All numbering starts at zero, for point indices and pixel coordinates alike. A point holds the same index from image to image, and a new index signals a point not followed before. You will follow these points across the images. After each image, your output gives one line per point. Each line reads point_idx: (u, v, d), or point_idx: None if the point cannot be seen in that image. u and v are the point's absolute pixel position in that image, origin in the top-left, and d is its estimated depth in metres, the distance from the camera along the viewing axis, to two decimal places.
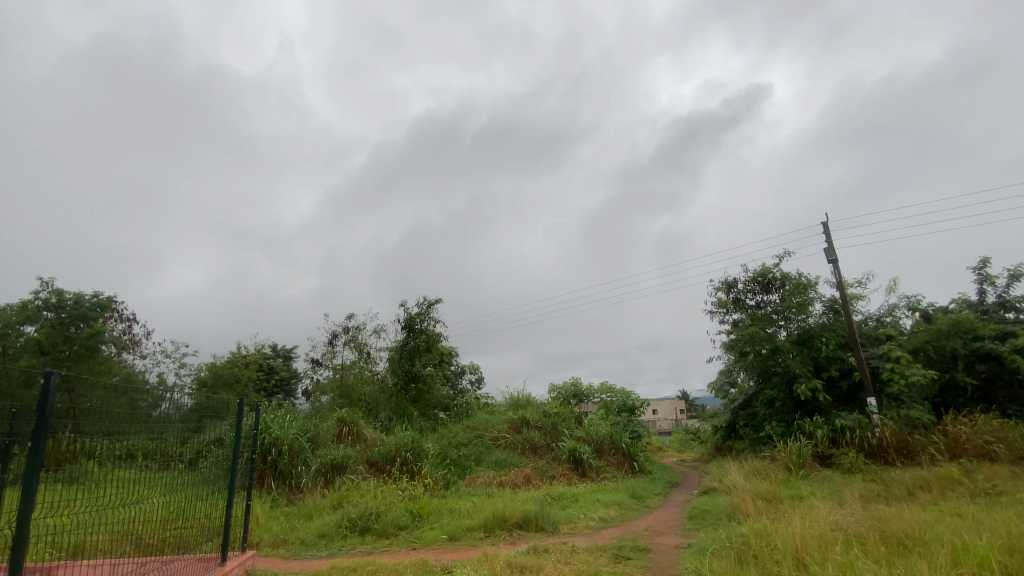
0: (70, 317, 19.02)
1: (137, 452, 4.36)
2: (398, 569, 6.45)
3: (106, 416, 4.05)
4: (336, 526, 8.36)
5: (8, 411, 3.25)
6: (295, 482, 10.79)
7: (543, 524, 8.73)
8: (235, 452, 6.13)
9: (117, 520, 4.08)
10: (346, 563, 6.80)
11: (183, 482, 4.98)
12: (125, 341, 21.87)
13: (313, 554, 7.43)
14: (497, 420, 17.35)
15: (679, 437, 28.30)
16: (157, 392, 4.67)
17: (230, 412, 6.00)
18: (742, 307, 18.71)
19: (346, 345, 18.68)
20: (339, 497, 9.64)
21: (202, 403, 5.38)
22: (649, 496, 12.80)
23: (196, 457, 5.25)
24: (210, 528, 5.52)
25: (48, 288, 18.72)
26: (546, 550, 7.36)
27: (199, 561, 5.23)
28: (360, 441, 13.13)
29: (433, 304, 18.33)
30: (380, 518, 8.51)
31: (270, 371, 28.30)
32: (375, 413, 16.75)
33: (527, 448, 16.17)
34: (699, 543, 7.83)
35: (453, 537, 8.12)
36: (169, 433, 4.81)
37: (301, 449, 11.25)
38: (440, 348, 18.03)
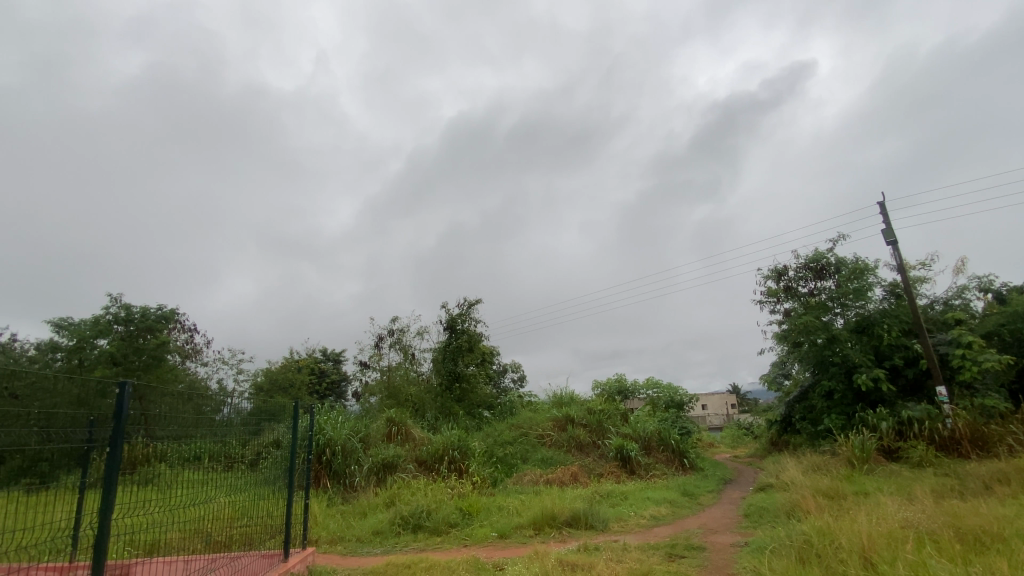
0: (137, 329, 20.35)
1: (204, 454, 4.61)
2: (450, 566, 6.54)
3: (175, 421, 4.30)
4: (390, 523, 8.58)
5: (88, 419, 3.51)
6: (349, 481, 11.15)
7: (593, 522, 8.66)
8: (293, 453, 6.40)
9: (188, 519, 4.33)
10: (400, 560, 6.97)
11: (246, 482, 5.24)
12: (188, 351, 23.22)
13: (369, 550, 7.67)
14: (541, 418, 17.31)
15: (731, 433, 27.37)
16: (219, 398, 4.94)
17: (287, 414, 6.26)
18: (794, 295, 17.91)
19: (391, 347, 19.14)
20: (391, 495, 9.89)
21: (260, 407, 5.65)
22: (702, 493, 12.45)
23: (257, 458, 5.51)
24: (272, 525, 5.77)
25: (118, 303, 20.11)
26: (597, 548, 7.28)
27: (263, 557, 5.49)
28: (409, 440, 13.43)
29: (473, 305, 18.52)
30: (432, 516, 8.68)
31: (321, 375, 29.35)
32: (422, 413, 17.11)
33: (573, 446, 16.06)
34: (757, 542, 7.55)
35: (503, 535, 8.18)
36: (231, 435, 5.08)
37: (353, 449, 11.62)
38: (482, 347, 18.19)
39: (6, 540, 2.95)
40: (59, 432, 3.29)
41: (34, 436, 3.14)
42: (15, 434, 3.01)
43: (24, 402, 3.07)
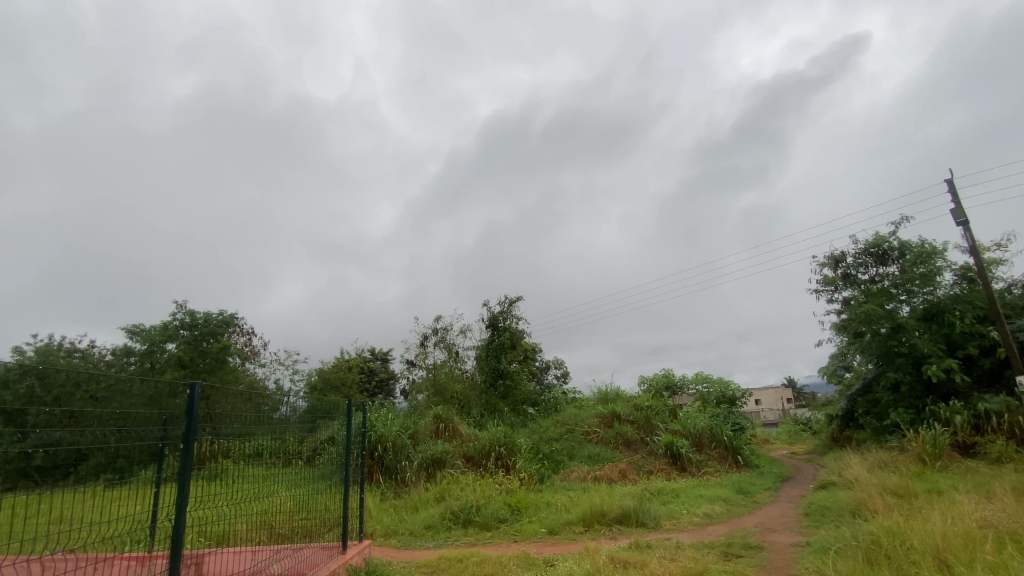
0: (201, 333, 21.59)
1: (265, 451, 4.85)
2: (501, 561, 6.58)
3: (237, 419, 4.54)
4: (440, 518, 8.74)
5: (161, 418, 3.77)
6: (400, 476, 11.46)
7: (643, 520, 8.52)
8: (348, 448, 6.64)
9: (252, 512, 4.57)
10: (452, 554, 7.09)
11: (304, 477, 5.47)
12: (246, 353, 24.47)
13: (422, 544, 7.84)
14: (587, 414, 17.17)
15: (787, 428, 26.21)
16: (276, 397, 5.17)
17: (340, 412, 6.48)
18: (853, 282, 16.96)
19: (435, 345, 19.48)
20: (441, 491, 10.07)
21: (315, 405, 5.88)
22: (758, 491, 11.99)
23: (313, 454, 5.74)
24: (331, 518, 6.01)
25: (183, 309, 21.41)
26: (649, 546, 7.14)
27: (323, 549, 5.72)
28: (456, 437, 13.62)
29: (514, 302, 18.57)
30: (481, 511, 8.79)
31: (370, 374, 30.24)
32: (467, 411, 17.33)
33: (621, 443, 15.84)
34: (820, 542, 7.21)
35: (552, 531, 8.17)
36: (289, 433, 5.31)
37: (403, 445, 11.92)
38: (524, 345, 18.22)
39: (88, 531, 3.22)
40: (134, 430, 3.54)
41: (113, 434, 3.39)
42: (95, 433, 3.25)
43: (102, 402, 3.31)
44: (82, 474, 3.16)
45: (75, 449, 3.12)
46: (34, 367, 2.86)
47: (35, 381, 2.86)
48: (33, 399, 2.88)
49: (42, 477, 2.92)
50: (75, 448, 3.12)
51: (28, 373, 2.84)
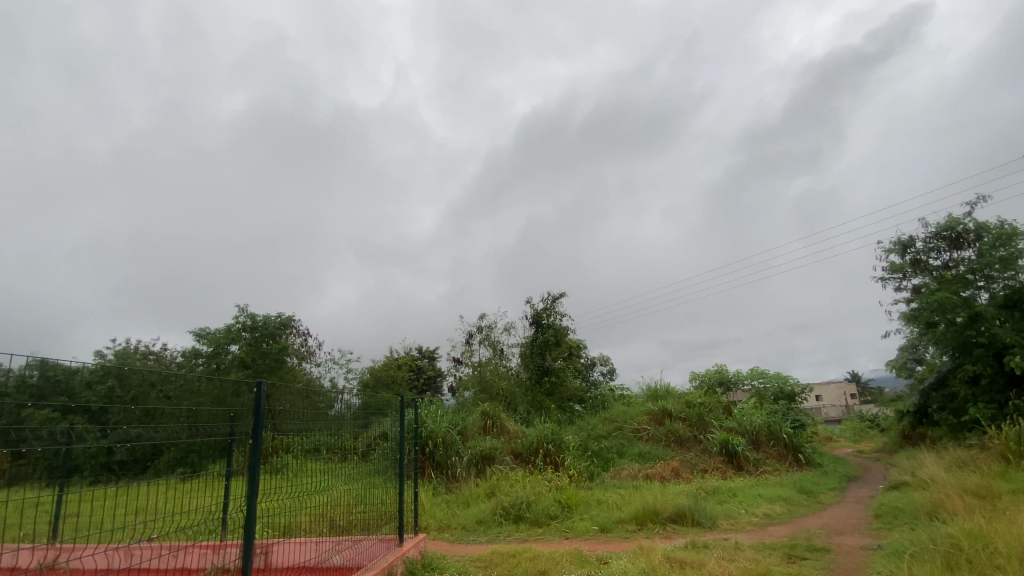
0: (261, 335, 22.75)
1: (322, 446, 5.04)
2: (554, 558, 6.57)
3: (296, 416, 4.74)
4: (492, 513, 8.82)
5: (228, 415, 3.99)
6: (451, 471, 11.67)
7: (699, 520, 8.29)
8: (401, 444, 6.82)
9: (313, 504, 4.76)
10: (505, 549, 7.15)
11: (359, 471, 5.66)
12: (303, 352, 25.59)
13: (474, 538, 7.95)
14: (636, 411, 16.87)
15: (852, 426, 24.78)
16: (332, 394, 5.36)
17: (392, 409, 6.66)
18: (923, 269, 15.83)
19: (481, 343, 19.67)
20: (491, 486, 10.17)
21: (368, 401, 6.06)
22: (822, 492, 11.41)
23: (368, 449, 5.92)
24: (387, 512, 6.19)
25: (244, 312, 22.60)
26: (706, 546, 6.95)
27: (382, 541, 5.92)
28: (504, 433, 13.73)
29: (558, 298, 18.47)
30: (532, 507, 8.81)
31: (418, 371, 30.96)
32: (514, 408, 17.41)
33: (673, 440, 15.47)
34: (893, 545, 6.78)
35: (604, 529, 8.08)
36: (344, 429, 5.50)
37: (453, 441, 12.12)
38: (569, 341, 18.10)
39: (165, 522, 3.46)
40: (203, 427, 3.76)
41: (185, 431, 3.61)
42: (169, 429, 3.48)
43: (175, 401, 3.53)
44: (157, 468, 3.38)
45: (151, 445, 3.35)
46: (112, 368, 3.08)
47: (113, 382, 3.07)
48: (112, 398, 3.10)
49: (122, 470, 3.16)
50: (151, 444, 3.35)
51: (107, 375, 3.06)
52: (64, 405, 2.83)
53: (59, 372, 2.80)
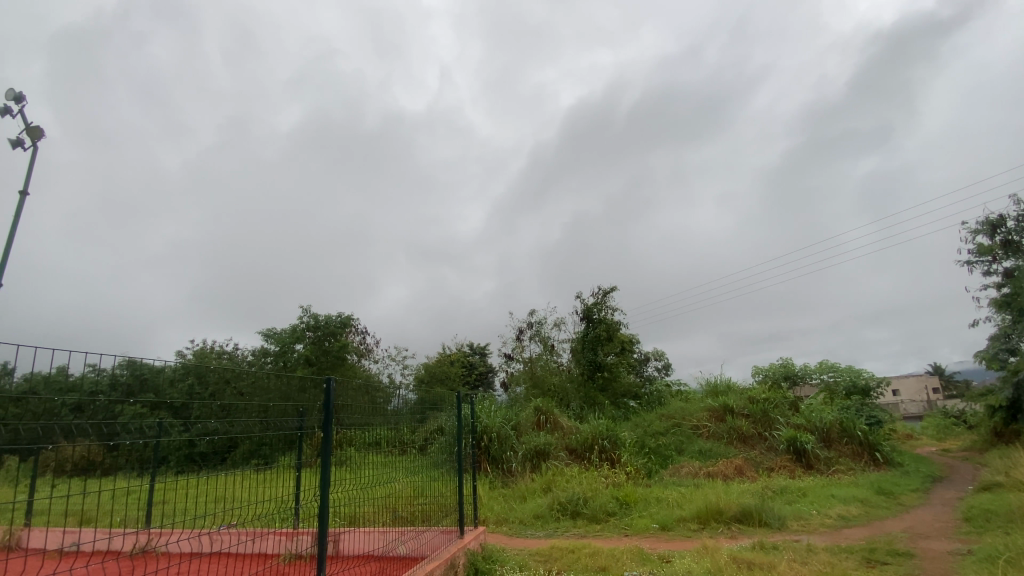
0: (322, 334, 23.81)
1: (382, 440, 5.21)
2: (614, 555, 6.49)
3: (358, 411, 4.91)
4: (549, 508, 8.83)
5: (297, 410, 4.20)
6: (506, 466, 11.78)
7: (767, 520, 7.95)
8: (457, 439, 6.94)
9: (376, 496, 4.94)
10: (564, 544, 7.14)
11: (418, 464, 5.80)
12: (361, 350, 26.56)
13: (533, 533, 7.99)
14: (695, 407, 16.34)
15: (935, 423, 22.93)
16: (389, 389, 5.51)
17: (448, 404, 6.78)
18: (1017, 251, 14.37)
19: (531, 339, 19.70)
20: (547, 482, 10.18)
21: (424, 397, 6.19)
22: (903, 492, 10.64)
23: (425, 442, 6.06)
24: (447, 504, 6.33)
25: (307, 313, 23.73)
26: (775, 548, 6.64)
27: (443, 533, 6.06)
28: (558, 429, 13.70)
29: (609, 292, 18.19)
30: (589, 504, 8.76)
31: (471, 367, 31.47)
32: (567, 403, 17.33)
33: (735, 437, 14.89)
34: (985, 550, 6.24)
35: (665, 527, 7.89)
36: (402, 423, 5.65)
37: (507, 436, 12.22)
38: (621, 336, 17.79)
39: (244, 510, 3.70)
40: (274, 421, 3.97)
41: (258, 424, 3.83)
42: (243, 423, 3.70)
43: (247, 397, 3.74)
44: (234, 460, 3.60)
45: (227, 438, 3.57)
46: (191, 367, 3.28)
47: (193, 379, 3.27)
48: (193, 394, 3.31)
49: (203, 461, 3.38)
50: (227, 437, 3.57)
51: (187, 373, 3.26)
52: (151, 401, 3.04)
53: (145, 371, 3.02)
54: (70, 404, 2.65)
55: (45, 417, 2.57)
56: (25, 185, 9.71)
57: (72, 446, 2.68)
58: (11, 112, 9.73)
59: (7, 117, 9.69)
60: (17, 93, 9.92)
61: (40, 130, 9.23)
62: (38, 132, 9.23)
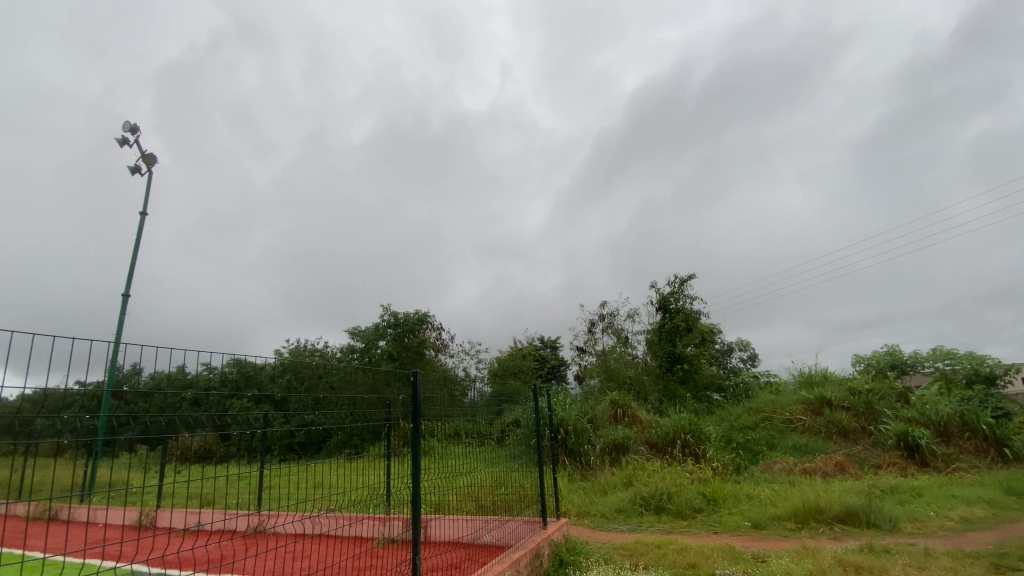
0: (402, 330, 24.94)
1: (462, 431, 5.34)
2: (704, 552, 6.25)
3: (438, 404, 5.05)
4: (631, 502, 8.66)
5: (385, 403, 4.40)
6: (584, 459, 11.72)
7: (875, 521, 7.30)
8: (535, 431, 6.98)
9: (459, 487, 5.11)
10: (650, 540, 6.98)
11: (497, 455, 5.90)
12: (437, 345, 27.48)
13: (616, 527, 7.89)
14: (787, 400, 15.30)
15: None
16: (465, 382, 5.63)
17: (523, 397, 6.82)
18: None
19: (604, 331, 19.41)
20: (628, 475, 9.99)
21: (499, 389, 6.28)
22: None
23: (502, 434, 6.15)
24: (528, 496, 6.41)
25: (387, 311, 24.93)
26: (888, 551, 6.07)
27: (527, 523, 6.15)
28: (637, 423, 13.39)
29: (686, 281, 17.45)
30: (673, 499, 8.51)
31: (542, 361, 31.59)
32: (644, 397, 16.90)
33: (835, 432, 13.78)
34: None
35: (758, 525, 7.48)
36: (479, 414, 5.76)
37: (584, 430, 12.13)
38: (701, 326, 17.01)
39: (340, 497, 3.99)
40: (363, 412, 4.18)
41: (348, 416, 4.04)
42: (334, 415, 3.92)
43: (337, 390, 3.97)
44: (328, 449, 3.85)
45: (322, 429, 3.81)
46: (288, 364, 3.53)
47: (290, 375, 3.53)
48: (290, 388, 3.57)
49: (301, 450, 3.61)
50: (322, 428, 3.81)
51: (285, 369, 3.51)
52: (255, 395, 3.31)
53: (248, 368, 3.28)
54: (189, 399, 2.94)
55: (169, 410, 2.86)
56: (144, 206, 10.98)
57: (192, 436, 2.99)
58: (130, 142, 11.02)
59: (128, 147, 11.01)
60: (134, 124, 11.23)
61: (153, 155, 10.39)
62: (153, 158, 10.39)
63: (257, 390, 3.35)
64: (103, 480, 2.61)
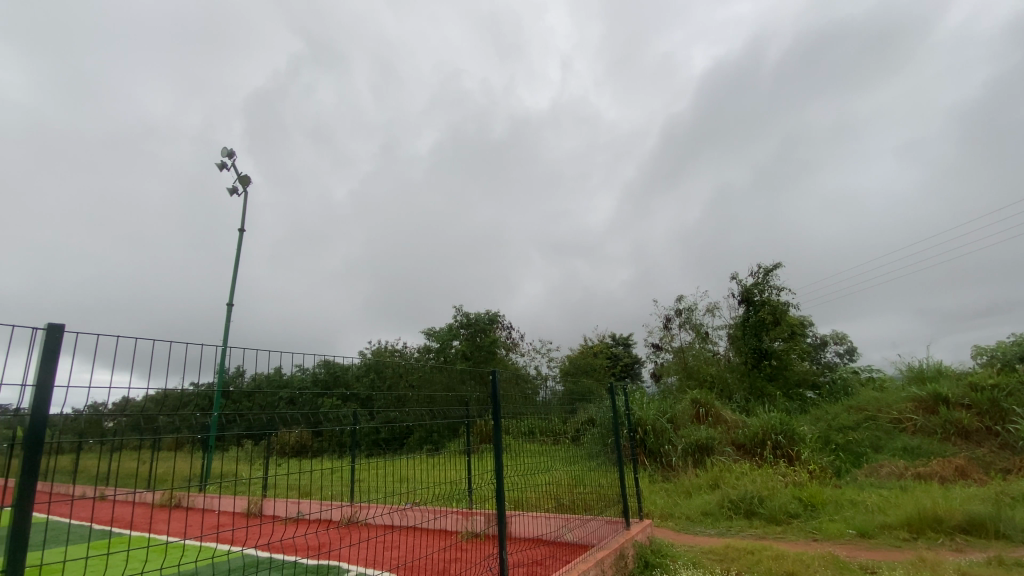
0: (474, 330, 25.53)
1: (536, 429, 5.34)
2: (804, 560, 5.83)
3: (513, 403, 5.07)
4: (718, 506, 8.27)
5: (463, 400, 4.49)
6: (665, 459, 11.36)
7: (1007, 532, 6.46)
8: (612, 431, 6.85)
9: (537, 484, 5.16)
10: (742, 545, 6.62)
11: (573, 455, 5.85)
12: (508, 344, 27.82)
13: (703, 530, 7.57)
14: (893, 398, 13.89)
15: None
16: (537, 381, 5.62)
17: (597, 396, 6.72)
18: None
19: (681, 326, 18.69)
20: (714, 478, 9.55)
21: (572, 388, 6.22)
22: None
23: (577, 433, 6.10)
24: (609, 495, 6.32)
25: (460, 312, 25.62)
26: (1023, 566, 5.35)
27: (609, 523, 6.07)
28: (721, 423, 12.75)
29: (771, 271, 16.37)
30: (766, 503, 8.03)
31: (615, 359, 31.03)
32: (728, 396, 16.03)
33: (953, 433, 12.32)
34: None
35: (865, 534, 6.85)
36: (553, 413, 5.73)
37: (664, 429, 11.74)
38: (790, 319, 15.87)
39: (423, 491, 4.17)
40: (441, 410, 4.29)
41: (427, 413, 4.15)
42: (415, 412, 4.06)
43: (416, 388, 4.10)
44: (411, 445, 3.99)
45: (404, 426, 3.94)
46: (370, 364, 3.70)
47: (373, 374, 3.71)
48: (374, 386, 3.75)
49: (387, 446, 3.79)
50: (404, 425, 3.95)
51: (369, 369, 3.68)
52: (343, 394, 3.52)
53: (336, 369, 3.48)
54: (284, 398, 3.16)
55: (268, 408, 3.07)
56: (243, 223, 12.08)
57: (290, 432, 3.19)
58: (228, 165, 12.16)
59: (226, 170, 12.16)
60: (230, 149, 12.38)
61: (247, 176, 11.38)
62: (248, 179, 11.38)
63: (345, 390, 3.56)
64: (217, 471, 2.90)
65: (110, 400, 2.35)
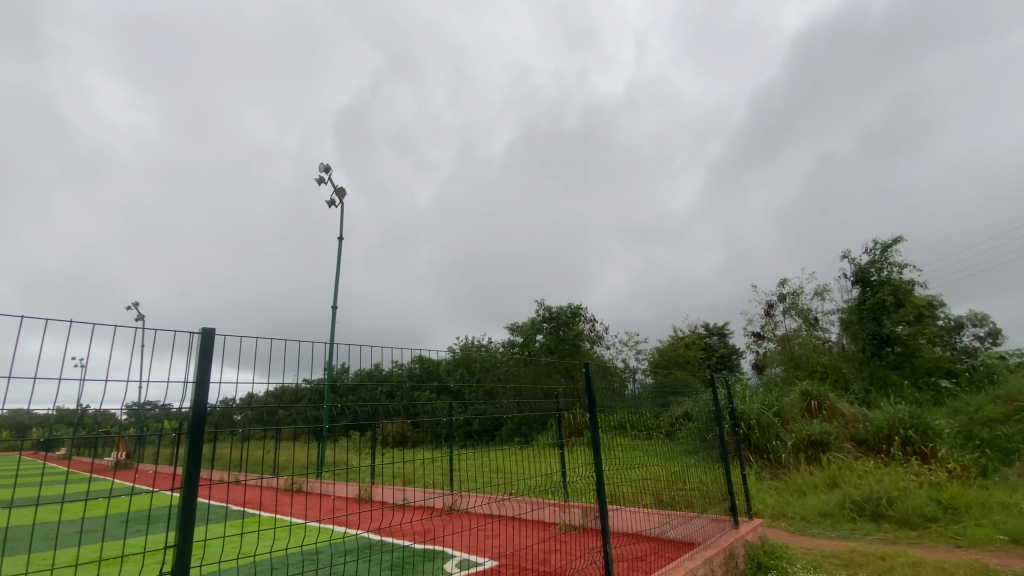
0: (557, 324, 25.49)
1: (627, 424, 5.23)
2: (947, 569, 5.18)
3: (602, 397, 4.97)
4: (838, 506, 7.58)
5: (553, 394, 4.50)
6: (773, 456, 10.61)
7: None
8: (711, 426, 6.53)
9: (633, 479, 5.06)
10: (870, 550, 6.00)
11: (668, 450, 5.65)
12: (593, 337, 27.50)
13: (820, 532, 6.99)
14: None
15: None
16: (624, 374, 5.42)
17: (692, 388, 6.42)
18: None
19: (785, 313, 17.36)
20: (832, 476, 8.78)
21: (664, 381, 5.99)
22: None
23: (672, 427, 5.88)
24: (713, 493, 6.03)
25: (542, 306, 25.71)
26: None
27: (715, 521, 5.82)
28: (838, 417, 11.63)
29: (889, 246, 14.67)
30: (896, 505, 7.23)
31: (708, 350, 29.46)
32: (844, 386, 14.49)
33: None
34: None
35: (1021, 541, 5.94)
36: (644, 407, 5.56)
37: (770, 424, 10.96)
38: (916, 300, 14.17)
39: (518, 483, 4.26)
40: (529, 403, 4.30)
41: (516, 406, 4.18)
42: (506, 404, 4.10)
43: (504, 381, 4.14)
44: (502, 436, 4.07)
45: (495, 418, 4.01)
46: (459, 358, 3.85)
47: (462, 368, 3.86)
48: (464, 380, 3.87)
49: (479, 437, 3.90)
50: (494, 418, 4.00)
51: (458, 363, 3.82)
52: (436, 387, 3.67)
53: (429, 364, 3.64)
54: (385, 392, 3.33)
55: (371, 401, 3.26)
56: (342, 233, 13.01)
57: (391, 424, 3.39)
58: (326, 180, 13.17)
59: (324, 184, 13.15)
60: (327, 165, 13.38)
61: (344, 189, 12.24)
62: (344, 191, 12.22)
63: (438, 383, 3.72)
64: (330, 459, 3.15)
65: (237, 395, 2.65)
